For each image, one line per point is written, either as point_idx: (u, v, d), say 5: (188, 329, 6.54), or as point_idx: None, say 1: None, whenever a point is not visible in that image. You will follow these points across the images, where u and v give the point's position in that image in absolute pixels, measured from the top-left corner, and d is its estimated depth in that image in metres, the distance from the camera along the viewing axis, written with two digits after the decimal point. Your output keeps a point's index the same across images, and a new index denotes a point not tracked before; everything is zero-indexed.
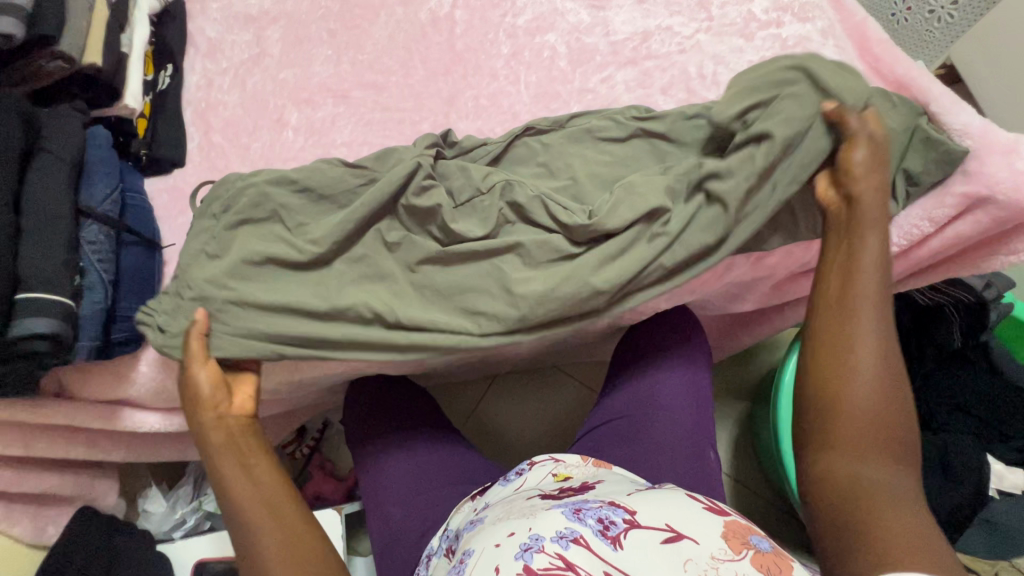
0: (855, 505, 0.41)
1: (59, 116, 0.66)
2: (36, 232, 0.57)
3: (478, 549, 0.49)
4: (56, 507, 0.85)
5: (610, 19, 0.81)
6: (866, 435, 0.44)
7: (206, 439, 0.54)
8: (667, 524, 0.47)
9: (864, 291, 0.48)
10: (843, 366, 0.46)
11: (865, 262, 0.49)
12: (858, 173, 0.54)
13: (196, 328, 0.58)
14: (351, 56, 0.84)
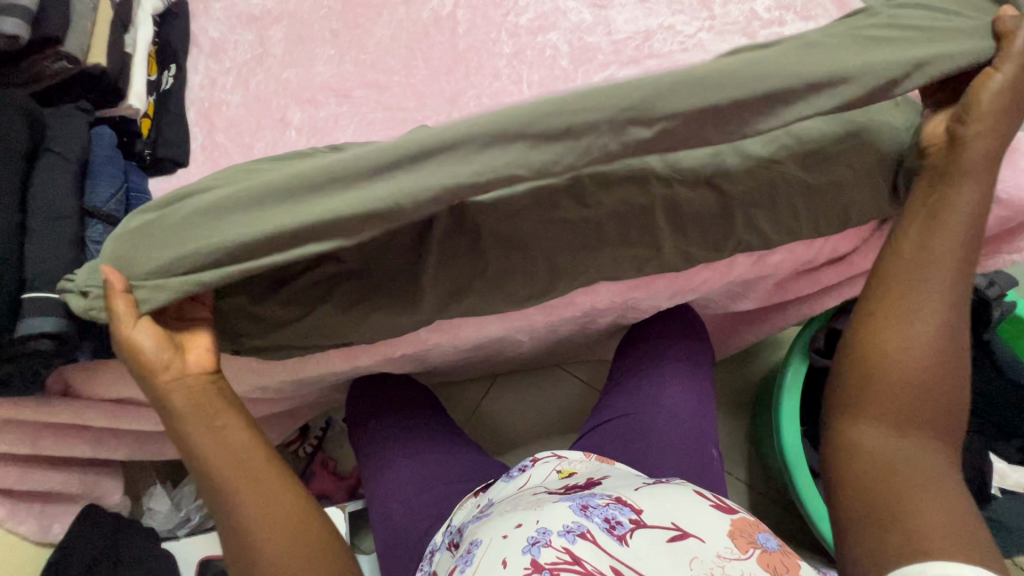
0: (884, 480, 0.45)
1: (64, 116, 0.66)
2: (41, 232, 0.58)
3: (486, 539, 0.50)
4: (62, 505, 0.86)
5: (612, 18, 0.81)
6: (909, 412, 0.47)
7: (164, 400, 0.50)
8: (673, 523, 0.47)
9: (942, 260, 0.50)
10: (898, 348, 0.48)
11: (940, 244, 0.50)
12: (983, 112, 0.51)
13: (113, 286, 0.49)
14: (354, 56, 0.84)
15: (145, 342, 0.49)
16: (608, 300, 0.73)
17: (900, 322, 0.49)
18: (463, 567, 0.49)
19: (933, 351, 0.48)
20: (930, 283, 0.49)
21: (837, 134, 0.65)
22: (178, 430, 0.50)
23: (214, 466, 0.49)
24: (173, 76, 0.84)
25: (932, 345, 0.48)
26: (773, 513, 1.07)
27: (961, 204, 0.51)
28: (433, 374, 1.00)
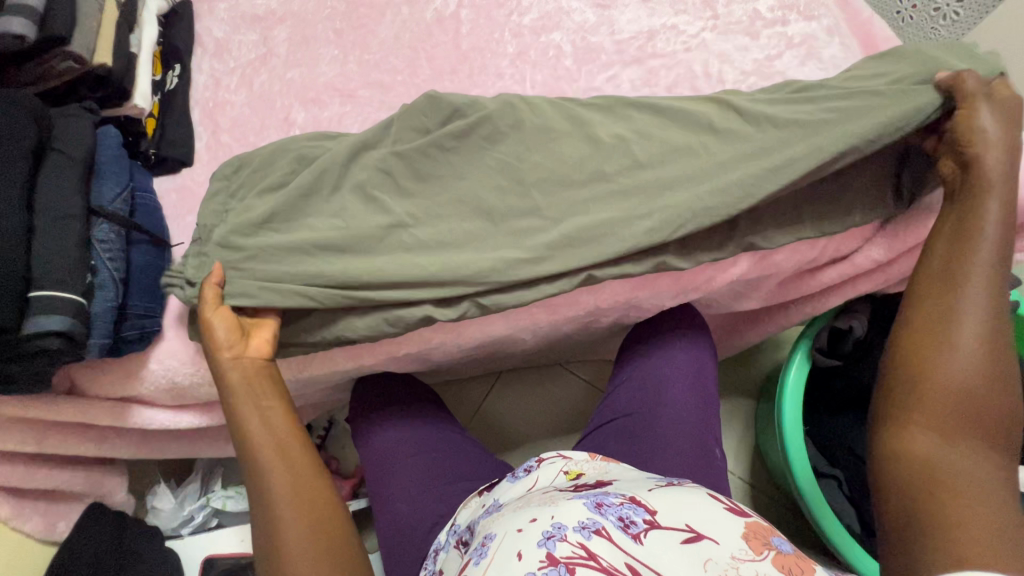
0: (928, 483, 0.46)
1: (71, 115, 0.67)
2: (48, 231, 0.58)
3: (501, 533, 0.50)
4: (66, 503, 0.86)
5: (615, 18, 0.81)
6: (958, 422, 0.49)
7: (225, 375, 0.59)
8: (687, 524, 0.48)
9: (975, 269, 0.55)
10: (943, 362, 0.51)
11: (974, 265, 0.55)
12: (979, 138, 0.59)
13: (210, 278, 0.61)
14: (357, 56, 0.84)
15: (219, 324, 0.60)
16: (612, 300, 0.74)
17: (941, 337, 0.53)
18: (477, 560, 0.49)
19: (979, 366, 0.51)
20: (966, 301, 0.53)
21: None
22: (232, 402, 0.58)
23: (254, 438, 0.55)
24: (177, 75, 0.84)
25: (977, 361, 0.51)
26: (777, 512, 1.07)
27: (989, 229, 0.56)
28: (436, 373, 1.00)
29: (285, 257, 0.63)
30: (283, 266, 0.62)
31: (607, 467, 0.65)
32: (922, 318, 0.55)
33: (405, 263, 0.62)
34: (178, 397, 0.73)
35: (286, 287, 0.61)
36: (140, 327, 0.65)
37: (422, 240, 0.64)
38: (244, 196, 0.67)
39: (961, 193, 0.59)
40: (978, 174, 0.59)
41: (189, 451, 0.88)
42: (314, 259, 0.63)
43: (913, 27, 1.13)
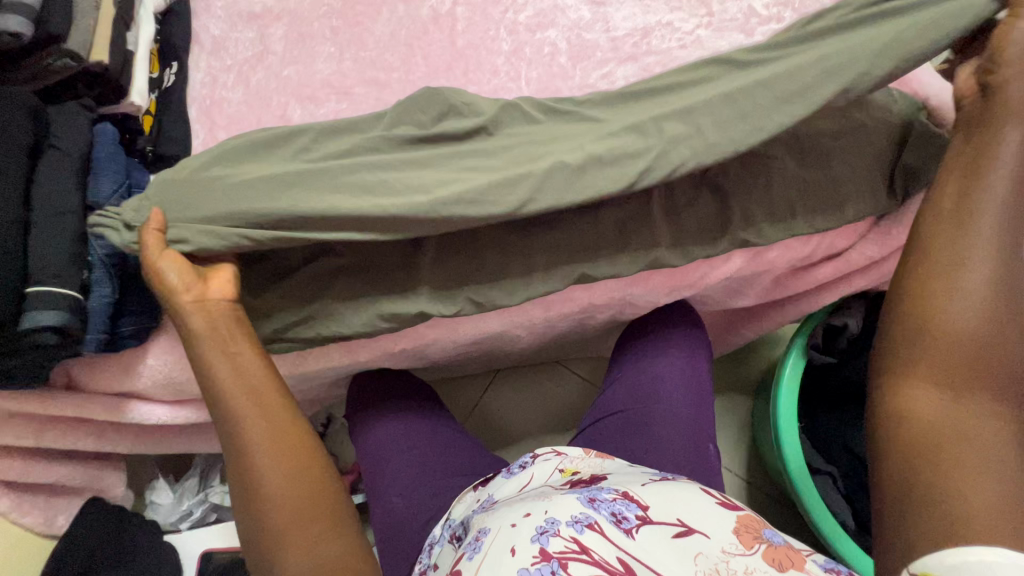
0: (930, 438, 0.45)
1: (68, 113, 0.67)
2: (44, 227, 0.58)
3: (495, 528, 0.50)
4: (66, 498, 0.87)
5: (610, 15, 0.82)
6: (963, 371, 0.47)
7: (186, 323, 0.57)
8: (678, 519, 0.48)
9: (983, 203, 0.52)
10: (946, 309, 0.49)
11: (988, 207, 0.51)
12: (1010, 57, 0.53)
13: (151, 225, 0.58)
14: (353, 54, 0.84)
15: (171, 271, 0.57)
16: (606, 296, 0.74)
17: (948, 282, 0.50)
18: (471, 554, 0.50)
19: (984, 309, 0.48)
20: (976, 243, 0.51)
21: (832, 132, 0.67)
22: (198, 351, 0.57)
23: (222, 384, 0.55)
24: (175, 73, 0.85)
25: (983, 303, 0.48)
26: (772, 508, 1.07)
27: (1006, 167, 0.52)
28: (433, 369, 1.01)
29: (249, 199, 0.57)
30: (244, 209, 0.56)
31: (602, 463, 0.65)
32: (927, 263, 0.52)
33: (371, 203, 0.56)
34: (175, 392, 0.73)
35: (239, 228, 0.57)
36: (136, 322, 0.66)
37: (388, 180, 0.57)
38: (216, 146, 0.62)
39: (988, 133, 0.54)
40: (998, 112, 0.54)
41: (186, 446, 0.89)
42: (280, 200, 0.56)
43: None
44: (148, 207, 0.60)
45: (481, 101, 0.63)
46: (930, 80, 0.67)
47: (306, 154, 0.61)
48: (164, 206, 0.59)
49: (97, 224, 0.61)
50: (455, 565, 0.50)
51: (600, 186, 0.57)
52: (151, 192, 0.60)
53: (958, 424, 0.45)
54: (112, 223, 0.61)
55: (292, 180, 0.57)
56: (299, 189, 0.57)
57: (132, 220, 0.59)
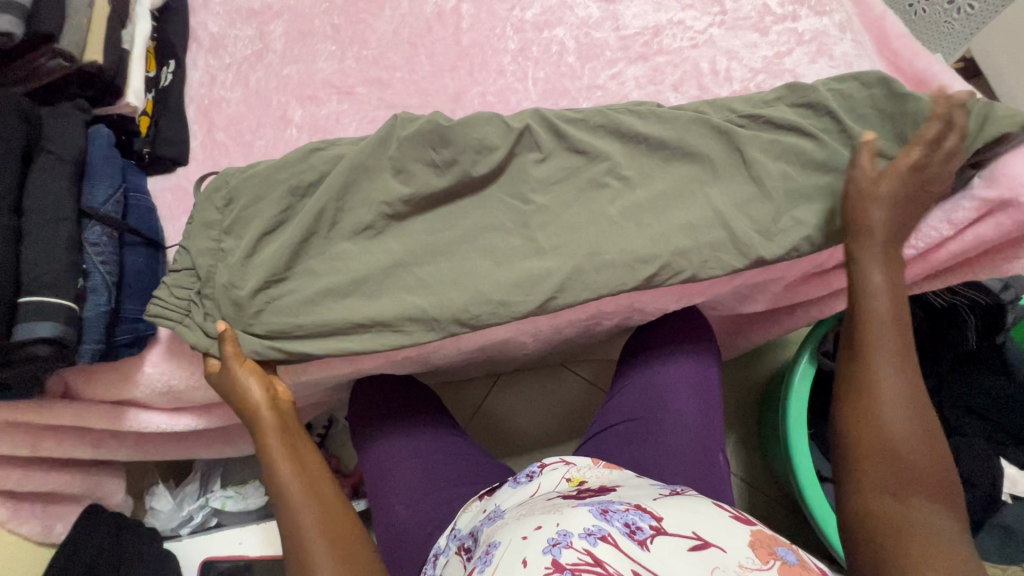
0: (892, 532, 0.47)
1: (61, 115, 0.65)
2: (37, 234, 0.57)
3: (505, 541, 0.49)
4: (65, 505, 0.86)
5: (620, 13, 0.79)
6: (892, 473, 0.51)
7: (260, 426, 0.61)
8: (695, 532, 0.46)
9: (877, 329, 0.58)
10: (881, 421, 0.53)
11: (880, 331, 0.58)
12: (866, 215, 0.62)
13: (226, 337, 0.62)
14: (355, 52, 0.82)
15: (249, 379, 0.62)
16: (615, 303, 0.73)
17: (871, 399, 0.54)
18: (483, 567, 0.48)
19: (917, 428, 0.52)
20: (880, 364, 0.56)
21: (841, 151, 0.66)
22: (267, 452, 0.60)
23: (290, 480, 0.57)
24: (172, 72, 0.82)
25: (910, 415, 0.53)
26: (780, 515, 1.06)
27: (885, 297, 0.60)
28: (435, 373, 0.99)
29: (288, 312, 0.63)
30: (282, 321, 0.63)
31: (610, 473, 0.63)
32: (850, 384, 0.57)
33: (404, 307, 0.63)
34: (174, 400, 0.72)
35: (296, 339, 0.63)
36: (133, 330, 0.65)
37: (427, 277, 0.64)
38: (236, 232, 0.65)
39: (860, 278, 0.61)
40: (870, 247, 0.61)
41: (187, 453, 0.88)
42: (318, 311, 0.63)
43: (927, 19, 1.11)
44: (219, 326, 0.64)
45: (494, 121, 0.66)
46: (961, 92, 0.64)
47: (325, 232, 0.65)
48: (227, 316, 0.64)
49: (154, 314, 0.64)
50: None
51: (613, 283, 0.64)
52: (210, 294, 0.65)
53: (914, 525, 0.47)
54: (176, 320, 0.64)
55: (333, 290, 0.63)
56: (341, 300, 0.64)
57: (199, 324, 0.64)
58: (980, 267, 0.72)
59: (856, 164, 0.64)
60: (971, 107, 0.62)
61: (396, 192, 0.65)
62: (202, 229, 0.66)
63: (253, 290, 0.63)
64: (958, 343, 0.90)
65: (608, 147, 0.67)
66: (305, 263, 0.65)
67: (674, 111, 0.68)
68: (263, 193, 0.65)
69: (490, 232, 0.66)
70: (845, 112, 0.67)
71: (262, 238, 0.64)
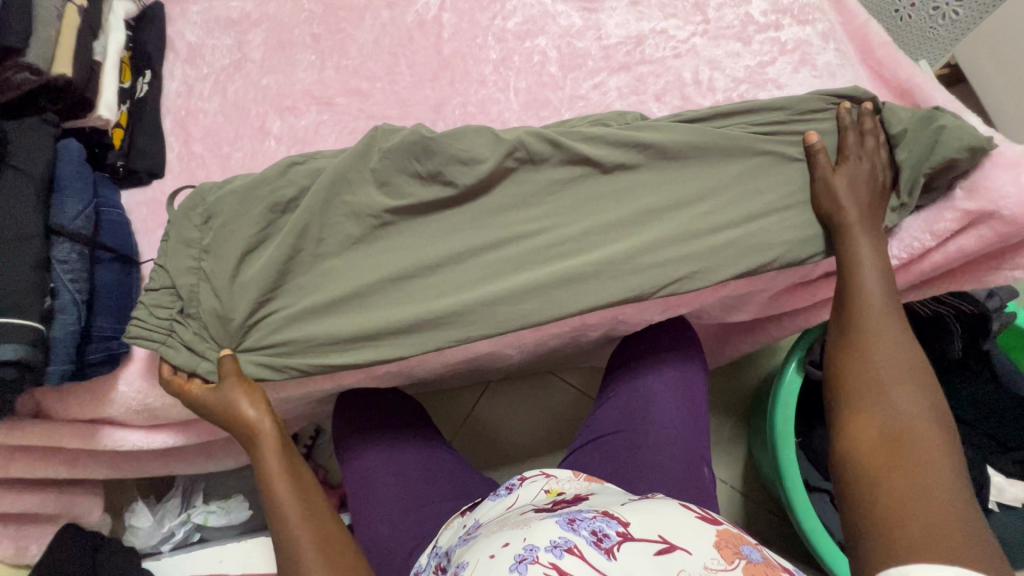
0: (882, 497, 0.44)
1: (29, 129, 0.64)
2: (2, 254, 0.56)
3: (473, 560, 0.48)
4: (40, 525, 0.84)
5: (603, 22, 0.78)
6: (886, 438, 0.47)
7: (255, 442, 0.58)
8: (660, 535, 0.45)
9: (869, 307, 0.56)
10: (884, 392, 0.50)
11: (868, 300, 0.57)
12: (839, 197, 0.62)
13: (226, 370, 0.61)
14: (336, 62, 0.81)
15: (241, 397, 0.59)
16: (598, 316, 0.72)
17: (865, 372, 0.52)
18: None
19: (920, 396, 0.49)
20: (875, 339, 0.54)
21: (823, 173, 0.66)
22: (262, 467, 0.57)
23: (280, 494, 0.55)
24: (148, 82, 0.81)
25: (913, 389, 0.49)
26: (767, 524, 1.06)
27: (874, 274, 0.58)
28: (421, 385, 0.98)
29: (276, 332, 0.62)
30: (272, 338, 0.62)
31: (589, 485, 0.63)
32: (844, 361, 0.54)
33: (390, 322, 0.62)
34: (149, 417, 0.70)
35: (290, 360, 0.62)
36: (105, 349, 0.63)
37: (415, 292, 0.64)
38: (216, 251, 0.64)
39: (846, 254, 0.61)
40: (849, 226, 0.61)
41: (166, 469, 0.86)
42: (304, 328, 0.62)
43: (913, 25, 1.11)
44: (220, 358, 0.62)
45: (473, 135, 0.65)
46: (942, 115, 0.64)
47: (311, 249, 0.64)
48: (227, 342, 0.63)
49: (135, 338, 0.62)
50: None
51: (598, 299, 0.63)
52: (195, 313, 0.63)
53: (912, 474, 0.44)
54: (159, 341, 0.62)
55: (321, 306, 0.62)
56: (330, 317, 0.63)
57: (188, 345, 0.63)
58: (964, 278, 0.72)
59: (812, 163, 0.65)
60: (938, 127, 0.63)
61: (383, 204, 0.64)
62: (181, 250, 0.64)
63: (248, 310, 0.62)
64: (945, 352, 0.88)
65: (593, 158, 0.66)
66: (294, 280, 0.64)
67: (668, 122, 0.67)
68: (242, 212, 0.64)
69: (471, 245, 0.64)
70: (822, 127, 0.67)
71: (247, 257, 0.63)
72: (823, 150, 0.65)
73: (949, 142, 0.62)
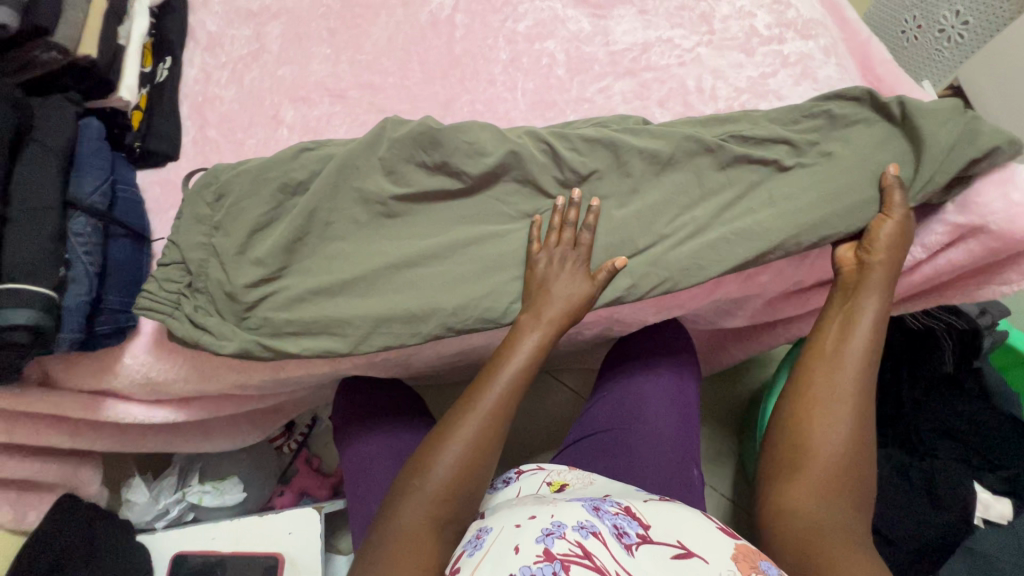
0: (813, 543, 0.51)
1: (55, 108, 0.66)
2: (22, 222, 0.58)
3: (500, 527, 0.52)
4: (39, 494, 0.86)
5: (611, 29, 0.81)
6: (823, 480, 0.56)
7: (540, 305, 0.63)
8: (678, 541, 0.48)
9: (850, 350, 0.61)
10: (827, 435, 0.58)
11: (850, 346, 0.62)
12: (881, 245, 0.63)
13: (614, 267, 0.64)
14: (350, 56, 0.83)
15: (571, 292, 0.63)
16: (594, 314, 0.74)
17: (824, 413, 0.59)
18: (472, 551, 0.51)
19: (850, 447, 0.57)
20: (840, 387, 0.60)
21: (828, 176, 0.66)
22: (516, 334, 0.63)
23: (502, 373, 0.61)
24: (168, 68, 0.84)
25: (849, 439, 0.58)
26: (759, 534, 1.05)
27: (868, 323, 0.62)
28: (419, 376, 0.99)
29: (280, 309, 0.64)
30: (277, 316, 0.64)
31: (587, 475, 0.68)
32: (807, 399, 0.61)
33: (391, 307, 0.64)
34: (152, 391, 0.72)
35: (293, 337, 0.64)
36: (114, 321, 0.65)
37: (418, 279, 0.65)
38: (226, 227, 0.66)
39: (852, 304, 0.64)
40: (869, 268, 0.64)
41: (165, 446, 0.88)
42: (309, 308, 0.64)
43: (918, 46, 1.13)
44: (228, 335, 0.64)
45: (480, 133, 0.67)
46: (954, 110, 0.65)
47: (319, 232, 0.66)
48: (227, 313, 0.64)
49: (142, 308, 0.64)
50: (452, 562, 0.51)
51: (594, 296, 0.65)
52: (199, 287, 0.66)
53: (825, 527, 0.52)
54: (165, 313, 0.64)
55: (328, 289, 0.64)
56: (335, 296, 0.65)
57: (190, 317, 0.64)
58: (954, 292, 0.74)
59: (885, 199, 0.64)
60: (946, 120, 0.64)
61: (388, 191, 0.66)
62: (193, 225, 0.66)
63: (250, 284, 0.64)
64: (935, 366, 0.90)
65: (596, 160, 0.68)
66: (303, 260, 0.66)
67: (666, 127, 0.69)
68: (253, 191, 0.66)
69: (471, 235, 0.67)
70: (821, 130, 0.68)
71: (256, 233, 0.66)
72: (900, 186, 0.64)
73: (962, 130, 0.64)
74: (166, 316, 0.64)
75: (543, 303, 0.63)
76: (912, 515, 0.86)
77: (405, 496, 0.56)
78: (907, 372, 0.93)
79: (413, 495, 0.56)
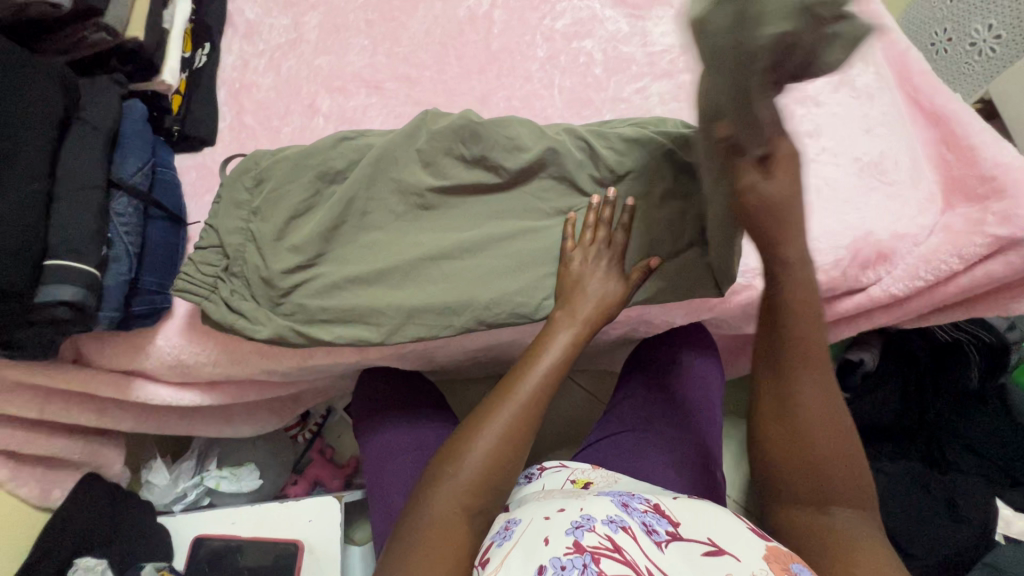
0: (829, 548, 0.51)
1: (100, 88, 0.67)
2: (67, 199, 0.58)
3: (528, 519, 0.52)
4: (64, 471, 0.86)
5: (649, 30, 0.81)
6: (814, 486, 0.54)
7: (574, 300, 0.64)
8: (709, 538, 0.48)
9: (794, 351, 0.56)
10: (804, 444, 0.55)
11: (792, 346, 0.56)
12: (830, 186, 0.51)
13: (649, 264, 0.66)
14: (387, 48, 0.84)
15: (607, 289, 0.64)
16: (624, 313, 0.74)
17: (791, 424, 0.55)
18: (501, 541, 0.51)
19: (832, 444, 0.54)
20: (796, 394, 0.55)
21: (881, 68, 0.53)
22: (548, 329, 0.63)
23: (534, 366, 0.61)
24: (206, 55, 0.85)
25: (828, 437, 0.54)
26: None
27: (795, 312, 0.56)
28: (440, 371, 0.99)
29: (314, 295, 0.64)
30: (312, 302, 0.64)
31: (612, 474, 0.68)
32: (771, 411, 0.57)
33: (426, 298, 0.64)
34: (183, 374, 0.73)
35: (325, 324, 0.64)
36: (149, 302, 0.66)
37: (453, 272, 0.65)
38: (264, 213, 0.66)
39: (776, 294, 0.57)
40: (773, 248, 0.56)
41: (185, 429, 0.88)
42: (343, 295, 0.65)
43: (947, 60, 1.13)
44: (262, 321, 0.64)
45: (519, 128, 0.67)
46: None
47: (355, 221, 0.66)
48: (261, 297, 0.65)
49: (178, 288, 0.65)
50: (481, 553, 0.51)
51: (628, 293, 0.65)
52: (234, 271, 0.66)
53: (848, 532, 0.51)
54: (202, 296, 0.65)
55: (364, 278, 0.65)
56: (369, 285, 0.65)
57: (226, 300, 0.65)
58: (986, 305, 0.73)
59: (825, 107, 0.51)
60: None
61: (426, 183, 0.66)
62: (232, 210, 0.67)
63: (286, 270, 0.64)
64: (960, 381, 0.91)
65: (635, 159, 0.68)
66: (338, 248, 0.66)
67: None
68: (292, 178, 0.67)
69: (506, 230, 0.67)
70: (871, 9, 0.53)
71: (293, 220, 0.66)
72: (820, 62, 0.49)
73: None
74: (203, 298, 0.65)
75: (578, 300, 0.63)
76: (934, 527, 0.85)
77: (436, 486, 0.56)
78: (931, 386, 0.93)
79: (443, 485, 0.56)
